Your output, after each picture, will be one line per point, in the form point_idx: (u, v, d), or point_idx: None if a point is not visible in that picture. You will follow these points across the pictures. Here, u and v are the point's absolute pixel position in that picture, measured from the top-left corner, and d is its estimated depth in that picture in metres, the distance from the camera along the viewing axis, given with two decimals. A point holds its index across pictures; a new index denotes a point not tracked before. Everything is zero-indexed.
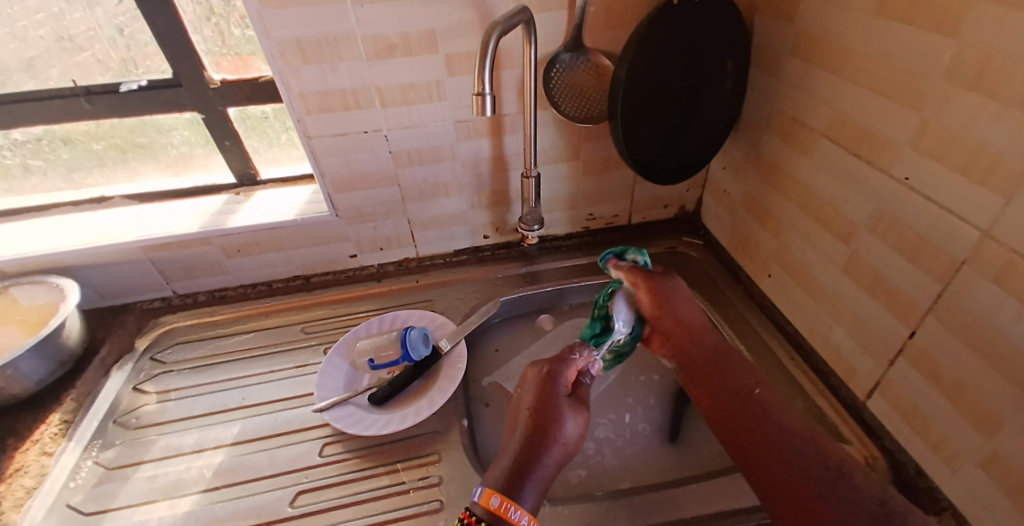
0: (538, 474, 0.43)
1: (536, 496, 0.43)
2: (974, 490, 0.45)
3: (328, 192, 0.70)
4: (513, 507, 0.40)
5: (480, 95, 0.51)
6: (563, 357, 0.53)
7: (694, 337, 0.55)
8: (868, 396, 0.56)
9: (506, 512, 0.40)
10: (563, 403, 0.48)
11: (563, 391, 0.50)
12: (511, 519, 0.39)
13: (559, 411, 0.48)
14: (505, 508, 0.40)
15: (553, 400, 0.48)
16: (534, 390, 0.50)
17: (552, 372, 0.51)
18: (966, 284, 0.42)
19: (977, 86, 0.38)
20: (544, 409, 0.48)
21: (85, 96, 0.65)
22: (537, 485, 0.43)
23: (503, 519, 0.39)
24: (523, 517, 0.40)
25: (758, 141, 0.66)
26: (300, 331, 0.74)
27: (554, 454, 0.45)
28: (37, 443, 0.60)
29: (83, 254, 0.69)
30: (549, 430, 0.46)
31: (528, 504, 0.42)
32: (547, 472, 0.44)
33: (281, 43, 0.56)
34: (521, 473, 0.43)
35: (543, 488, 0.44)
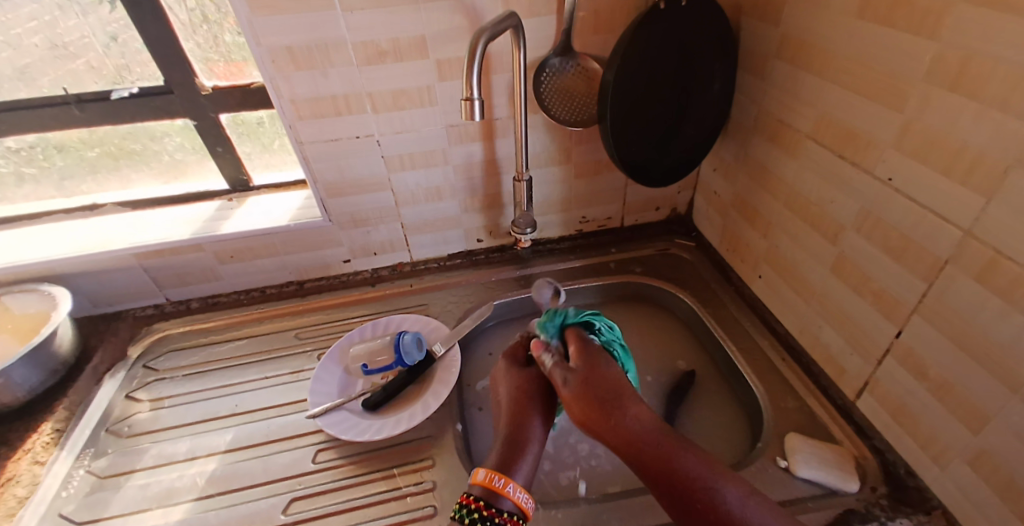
0: (526, 448, 0.48)
1: (529, 467, 0.47)
2: (963, 488, 0.45)
3: (321, 198, 0.70)
4: (498, 477, 0.44)
5: (468, 100, 0.52)
6: (519, 344, 0.58)
7: (623, 425, 0.44)
8: (857, 395, 0.56)
9: (492, 482, 0.44)
10: (531, 381, 0.53)
11: (529, 370, 0.55)
12: (500, 488, 0.43)
13: (530, 389, 0.52)
14: (491, 480, 0.44)
15: (521, 382, 0.53)
16: (503, 378, 0.55)
17: (512, 361, 0.56)
18: (949, 282, 0.42)
19: (957, 87, 0.38)
20: (516, 390, 0.52)
21: (76, 103, 0.65)
22: (528, 457, 0.47)
23: (493, 490, 0.43)
24: (510, 485, 0.44)
25: (747, 143, 0.66)
26: (294, 336, 0.74)
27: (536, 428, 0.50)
28: (29, 452, 0.59)
29: (75, 261, 0.68)
30: (525, 409, 0.50)
31: (522, 476, 0.46)
32: (534, 444, 0.48)
33: (271, 50, 0.57)
34: (511, 450, 0.47)
35: (536, 458, 0.48)
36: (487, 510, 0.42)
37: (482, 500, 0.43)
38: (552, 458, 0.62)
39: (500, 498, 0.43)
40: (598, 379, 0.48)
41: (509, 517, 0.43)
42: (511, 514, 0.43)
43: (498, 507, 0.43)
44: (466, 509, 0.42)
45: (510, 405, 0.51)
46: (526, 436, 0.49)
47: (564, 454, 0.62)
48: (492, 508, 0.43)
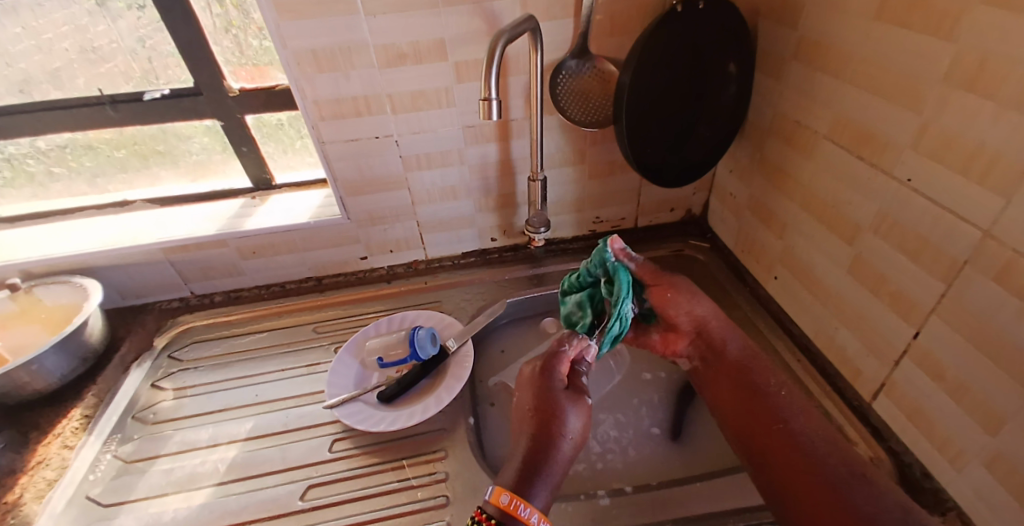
0: (548, 473, 0.44)
1: (546, 495, 0.44)
2: (979, 490, 0.45)
3: (340, 196, 0.72)
4: (523, 505, 0.40)
5: (486, 100, 0.53)
6: (555, 349, 0.54)
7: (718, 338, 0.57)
8: (874, 397, 0.55)
9: (517, 509, 0.40)
10: (564, 398, 0.50)
11: (562, 384, 0.52)
12: (523, 516, 0.40)
13: (562, 406, 0.49)
14: (515, 507, 0.40)
15: (551, 397, 0.50)
16: (533, 387, 0.52)
17: (546, 365, 0.53)
18: (967, 283, 0.42)
19: (975, 87, 0.38)
20: (549, 403, 0.49)
21: (110, 104, 0.68)
22: (548, 482, 0.44)
23: (514, 517, 0.40)
24: (533, 515, 0.40)
25: (762, 144, 0.66)
26: (311, 330, 0.76)
27: (561, 453, 0.46)
28: (59, 437, 0.62)
29: (103, 255, 0.71)
30: (555, 427, 0.47)
31: (540, 503, 0.43)
32: (556, 469, 0.45)
33: (296, 52, 0.59)
34: (533, 472, 0.44)
35: (554, 487, 0.45)
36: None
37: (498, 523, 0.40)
38: None
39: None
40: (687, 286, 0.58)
41: None
42: None
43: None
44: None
45: (539, 421, 0.48)
46: (550, 458, 0.45)
47: None
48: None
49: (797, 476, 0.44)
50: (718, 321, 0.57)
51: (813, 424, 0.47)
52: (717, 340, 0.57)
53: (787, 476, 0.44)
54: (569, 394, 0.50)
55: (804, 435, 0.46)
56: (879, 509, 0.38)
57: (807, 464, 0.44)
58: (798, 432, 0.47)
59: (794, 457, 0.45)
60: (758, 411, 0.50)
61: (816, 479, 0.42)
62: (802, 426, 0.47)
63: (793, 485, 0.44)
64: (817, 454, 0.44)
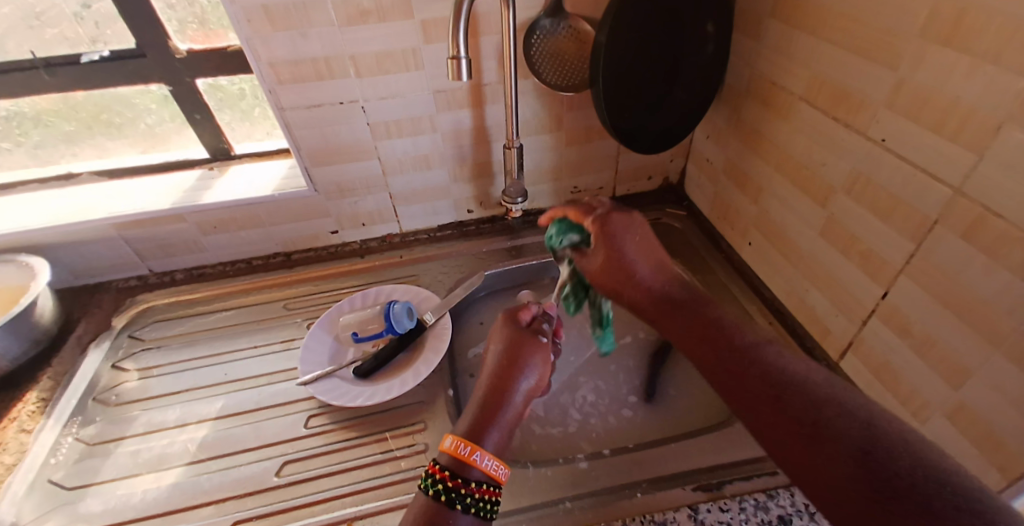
0: (501, 416, 0.46)
1: (498, 439, 0.45)
2: (940, 440, 0.47)
3: (306, 166, 0.69)
4: (468, 446, 0.43)
5: (453, 59, 0.50)
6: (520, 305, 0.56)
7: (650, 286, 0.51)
8: (841, 355, 0.57)
9: (459, 450, 0.43)
10: (525, 339, 0.51)
11: (524, 331, 0.52)
12: (468, 457, 0.43)
13: (524, 346, 0.50)
14: (457, 448, 0.43)
15: (513, 351, 0.50)
16: (501, 332, 0.53)
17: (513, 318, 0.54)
18: (936, 241, 0.43)
19: (951, 41, 0.38)
20: (511, 346, 0.50)
21: (45, 68, 0.62)
22: (499, 429, 0.46)
23: (459, 459, 0.43)
24: (479, 457, 0.43)
25: (739, 107, 0.66)
26: (282, 307, 0.74)
27: (518, 397, 0.48)
28: (15, 421, 0.59)
29: (51, 232, 0.67)
30: (513, 369, 0.48)
31: (492, 446, 0.45)
32: (507, 419, 0.46)
33: (247, 9, 0.54)
34: (486, 415, 0.46)
35: (505, 435, 0.46)
36: (452, 481, 0.42)
37: (447, 470, 0.43)
38: (540, 418, 0.63)
39: (468, 469, 0.43)
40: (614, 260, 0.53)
41: (478, 487, 0.42)
42: (479, 483, 0.42)
43: (464, 476, 0.42)
44: (433, 479, 0.42)
45: (499, 366, 0.49)
46: (505, 400, 0.47)
47: (554, 413, 0.63)
48: (458, 478, 0.42)
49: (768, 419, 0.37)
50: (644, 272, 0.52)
51: (780, 354, 0.40)
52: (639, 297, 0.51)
53: (756, 406, 0.38)
54: (529, 354, 0.50)
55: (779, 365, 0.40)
56: (839, 442, 0.33)
57: (775, 399, 0.37)
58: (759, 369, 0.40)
59: (772, 397, 0.37)
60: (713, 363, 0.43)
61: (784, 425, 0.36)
62: (764, 357, 0.40)
63: (773, 427, 0.36)
64: (787, 385, 0.38)
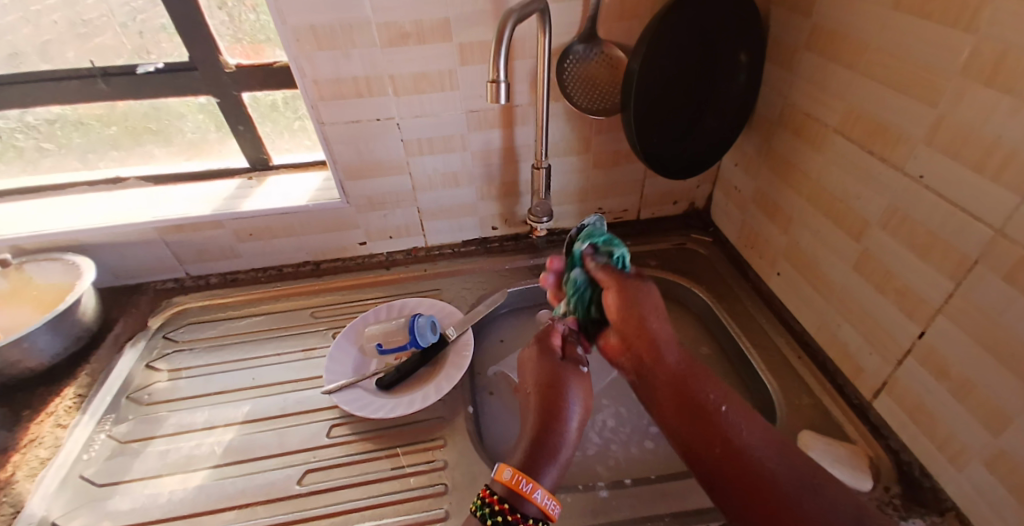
0: (554, 452, 0.45)
1: (556, 472, 0.44)
2: (979, 488, 0.45)
3: (340, 179, 0.71)
4: (524, 480, 0.42)
5: (493, 83, 0.52)
6: (552, 333, 0.56)
7: (659, 353, 0.47)
8: (874, 394, 0.55)
9: (519, 485, 0.42)
10: (564, 373, 0.51)
11: (564, 363, 0.52)
12: (526, 493, 0.41)
13: (565, 382, 0.50)
14: (517, 482, 0.42)
15: (555, 385, 0.50)
16: (536, 367, 0.53)
17: (546, 347, 0.54)
18: (976, 281, 0.42)
19: (993, 82, 0.38)
20: (551, 382, 0.50)
21: (101, 77, 0.66)
22: (556, 461, 0.44)
23: (518, 493, 0.42)
24: (536, 490, 0.42)
25: (771, 137, 0.65)
26: (309, 316, 0.75)
27: (569, 432, 0.47)
28: (53, 415, 0.61)
29: (97, 233, 0.70)
30: (558, 406, 0.48)
31: (549, 482, 0.43)
32: (562, 451, 0.45)
33: (296, 29, 0.57)
34: (539, 451, 0.45)
35: (563, 466, 0.45)
36: (511, 515, 0.41)
37: (505, 502, 0.42)
38: None
39: (524, 503, 0.42)
40: (635, 302, 0.50)
41: (533, 524, 0.41)
42: (534, 520, 0.42)
43: (521, 510, 0.42)
44: (490, 509, 0.41)
45: (543, 400, 0.49)
46: (556, 436, 0.46)
47: None
48: (516, 512, 0.41)
49: (745, 495, 0.39)
50: (666, 333, 0.48)
51: (750, 434, 0.42)
52: (655, 349, 0.48)
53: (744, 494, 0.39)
54: (571, 389, 0.50)
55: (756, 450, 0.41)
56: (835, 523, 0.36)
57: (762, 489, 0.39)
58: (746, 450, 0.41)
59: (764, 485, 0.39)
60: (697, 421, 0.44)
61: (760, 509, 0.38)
62: (750, 433, 0.42)
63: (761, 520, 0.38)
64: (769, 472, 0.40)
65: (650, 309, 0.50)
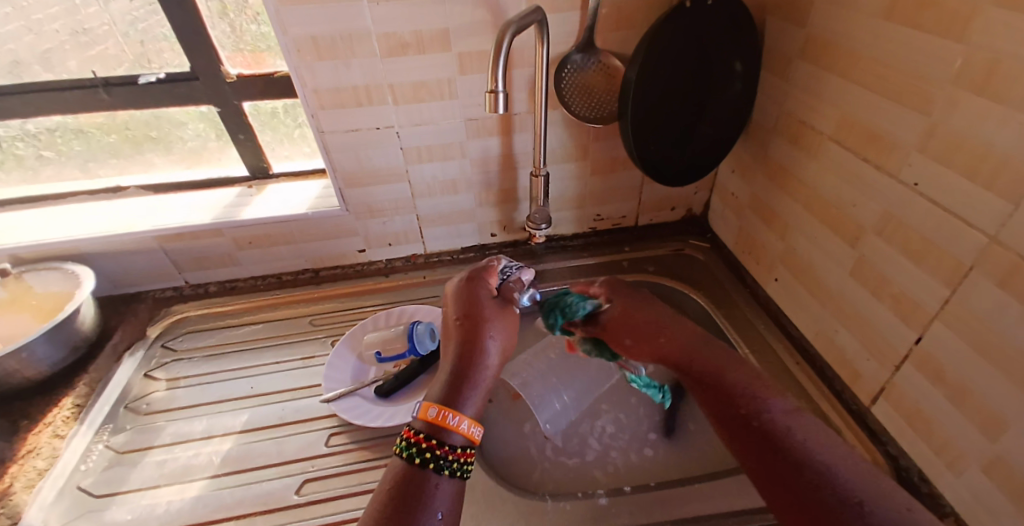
0: (474, 378, 0.46)
1: (477, 400, 0.46)
2: (977, 494, 0.45)
3: (339, 187, 0.71)
4: (450, 415, 0.43)
5: (493, 92, 0.52)
6: (481, 274, 0.57)
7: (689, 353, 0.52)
8: (873, 400, 0.55)
9: (444, 419, 0.42)
10: (486, 310, 0.51)
11: (487, 301, 0.53)
12: (452, 426, 0.42)
13: (485, 316, 0.51)
14: (443, 417, 0.43)
15: (476, 318, 0.50)
16: (460, 302, 0.53)
17: (472, 287, 0.54)
18: (972, 288, 0.42)
19: (985, 90, 0.38)
20: (472, 316, 0.50)
21: (103, 87, 0.66)
22: (477, 389, 0.46)
23: (444, 427, 0.42)
24: (462, 422, 0.43)
25: (766, 144, 0.66)
26: (308, 323, 0.76)
27: (490, 358, 0.48)
28: (49, 426, 0.61)
29: (96, 242, 0.70)
30: (478, 337, 0.49)
31: (471, 410, 0.45)
32: (482, 378, 0.47)
33: (296, 39, 0.57)
34: (459, 379, 0.46)
35: (485, 392, 0.46)
36: (439, 449, 0.41)
37: (432, 438, 0.42)
38: (560, 449, 0.62)
39: (451, 435, 0.42)
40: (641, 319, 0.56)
41: (462, 452, 0.42)
42: (462, 449, 0.42)
43: (448, 442, 0.42)
44: (418, 449, 0.41)
45: (463, 332, 0.49)
46: (475, 364, 0.47)
47: (572, 443, 0.63)
48: (444, 445, 0.41)
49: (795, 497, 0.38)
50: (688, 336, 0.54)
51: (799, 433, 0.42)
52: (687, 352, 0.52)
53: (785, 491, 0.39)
54: (490, 321, 0.50)
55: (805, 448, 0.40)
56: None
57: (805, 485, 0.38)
58: (800, 452, 0.40)
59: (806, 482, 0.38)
60: (749, 428, 0.43)
61: (814, 515, 0.36)
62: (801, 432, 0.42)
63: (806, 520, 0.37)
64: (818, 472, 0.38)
65: (652, 332, 0.55)
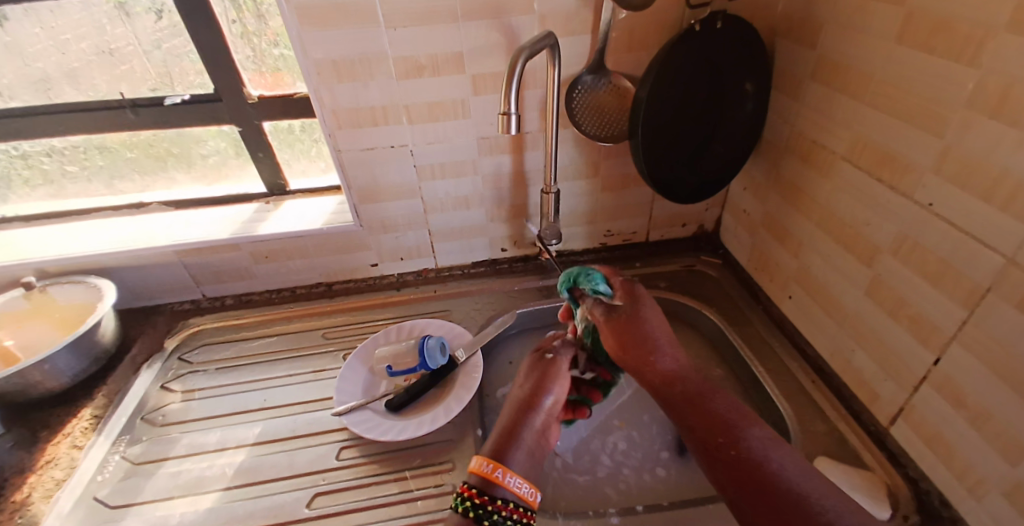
0: (523, 439, 0.47)
1: (523, 460, 0.46)
2: (1000, 521, 0.44)
3: (353, 203, 0.73)
4: (498, 468, 0.44)
5: (504, 115, 0.53)
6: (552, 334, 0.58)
7: (674, 374, 0.49)
8: (891, 422, 0.55)
9: (491, 473, 0.43)
10: (549, 373, 0.52)
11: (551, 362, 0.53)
12: (497, 478, 0.43)
13: (547, 381, 0.52)
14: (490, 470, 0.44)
15: (538, 383, 0.51)
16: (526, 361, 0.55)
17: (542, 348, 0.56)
18: (990, 310, 0.42)
19: (999, 114, 0.38)
20: (535, 378, 0.52)
21: (130, 107, 0.69)
22: (524, 450, 0.47)
23: (487, 479, 0.43)
24: (509, 476, 0.44)
25: (779, 162, 0.66)
26: (320, 336, 0.76)
27: (539, 420, 0.49)
28: (68, 437, 0.62)
29: (117, 256, 0.72)
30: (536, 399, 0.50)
31: (517, 468, 0.45)
32: (529, 441, 0.47)
33: (317, 62, 0.59)
34: (510, 438, 0.47)
35: (530, 453, 0.47)
36: (484, 501, 0.42)
37: (477, 490, 0.43)
38: (571, 465, 0.62)
39: (497, 488, 0.43)
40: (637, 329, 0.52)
41: (508, 506, 0.42)
42: (509, 503, 0.43)
43: (496, 497, 0.43)
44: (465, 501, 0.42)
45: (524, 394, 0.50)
46: (528, 426, 0.48)
47: (583, 460, 0.63)
48: (489, 498, 0.42)
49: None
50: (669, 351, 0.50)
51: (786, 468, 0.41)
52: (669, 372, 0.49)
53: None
54: (550, 384, 0.51)
55: (796, 488, 0.39)
56: None
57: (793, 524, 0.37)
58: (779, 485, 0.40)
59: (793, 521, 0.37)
60: (727, 459, 0.42)
61: None
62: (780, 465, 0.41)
63: None
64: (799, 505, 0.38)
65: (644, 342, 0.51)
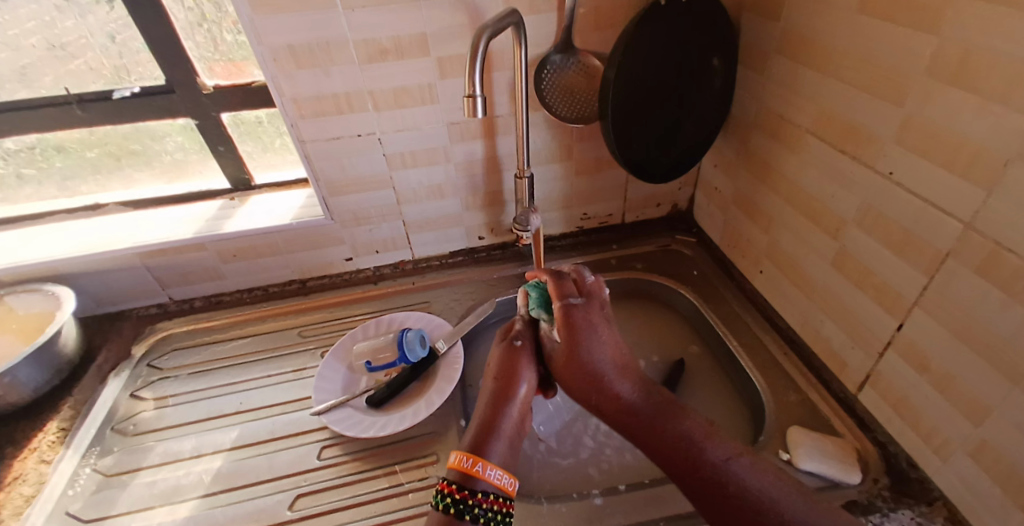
0: (501, 429, 0.47)
1: (504, 449, 0.46)
2: (964, 479, 0.46)
3: (323, 197, 0.71)
4: (474, 459, 0.44)
5: (470, 97, 0.52)
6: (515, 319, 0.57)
7: (619, 388, 0.46)
8: (859, 388, 0.56)
9: (465, 464, 0.44)
10: (518, 361, 0.52)
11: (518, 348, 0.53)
12: (474, 470, 0.44)
13: (517, 368, 0.51)
14: (466, 463, 0.44)
15: (510, 371, 0.51)
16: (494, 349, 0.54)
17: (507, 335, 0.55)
18: (950, 275, 0.42)
19: (958, 82, 0.38)
20: (506, 365, 0.51)
21: (78, 103, 0.65)
22: (503, 439, 0.47)
23: (465, 472, 0.44)
24: (485, 467, 0.44)
25: (747, 138, 0.66)
26: (296, 335, 0.75)
27: (515, 409, 0.49)
28: (35, 452, 0.60)
29: (75, 262, 0.69)
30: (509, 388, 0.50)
31: (497, 458, 0.46)
32: (508, 430, 0.47)
33: (273, 49, 0.57)
34: (489, 430, 0.47)
35: (510, 441, 0.47)
36: (461, 494, 0.42)
37: (456, 484, 0.43)
38: (554, 450, 0.63)
39: (475, 480, 0.43)
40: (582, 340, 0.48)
41: (485, 496, 0.43)
42: (488, 494, 0.43)
43: (474, 489, 0.43)
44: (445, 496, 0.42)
45: (497, 383, 0.50)
46: (505, 415, 0.48)
47: (566, 444, 0.63)
48: (466, 490, 0.43)
49: None
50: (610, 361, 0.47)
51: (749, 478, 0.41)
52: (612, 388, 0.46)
53: None
54: (521, 370, 0.51)
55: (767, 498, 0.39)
56: None
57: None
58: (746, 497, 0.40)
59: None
60: (693, 476, 0.42)
61: None
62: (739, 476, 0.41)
63: None
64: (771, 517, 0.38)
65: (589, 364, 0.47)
